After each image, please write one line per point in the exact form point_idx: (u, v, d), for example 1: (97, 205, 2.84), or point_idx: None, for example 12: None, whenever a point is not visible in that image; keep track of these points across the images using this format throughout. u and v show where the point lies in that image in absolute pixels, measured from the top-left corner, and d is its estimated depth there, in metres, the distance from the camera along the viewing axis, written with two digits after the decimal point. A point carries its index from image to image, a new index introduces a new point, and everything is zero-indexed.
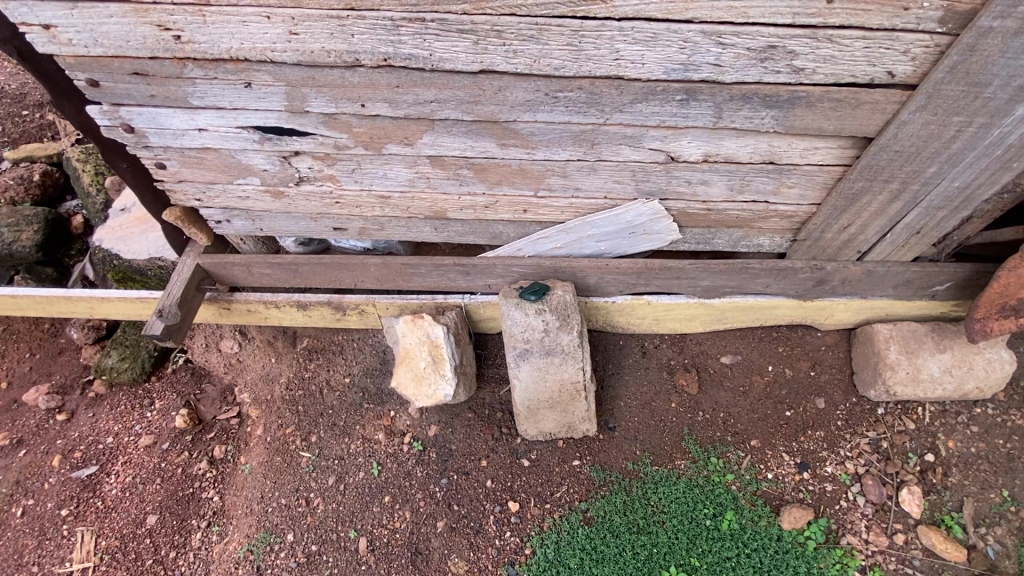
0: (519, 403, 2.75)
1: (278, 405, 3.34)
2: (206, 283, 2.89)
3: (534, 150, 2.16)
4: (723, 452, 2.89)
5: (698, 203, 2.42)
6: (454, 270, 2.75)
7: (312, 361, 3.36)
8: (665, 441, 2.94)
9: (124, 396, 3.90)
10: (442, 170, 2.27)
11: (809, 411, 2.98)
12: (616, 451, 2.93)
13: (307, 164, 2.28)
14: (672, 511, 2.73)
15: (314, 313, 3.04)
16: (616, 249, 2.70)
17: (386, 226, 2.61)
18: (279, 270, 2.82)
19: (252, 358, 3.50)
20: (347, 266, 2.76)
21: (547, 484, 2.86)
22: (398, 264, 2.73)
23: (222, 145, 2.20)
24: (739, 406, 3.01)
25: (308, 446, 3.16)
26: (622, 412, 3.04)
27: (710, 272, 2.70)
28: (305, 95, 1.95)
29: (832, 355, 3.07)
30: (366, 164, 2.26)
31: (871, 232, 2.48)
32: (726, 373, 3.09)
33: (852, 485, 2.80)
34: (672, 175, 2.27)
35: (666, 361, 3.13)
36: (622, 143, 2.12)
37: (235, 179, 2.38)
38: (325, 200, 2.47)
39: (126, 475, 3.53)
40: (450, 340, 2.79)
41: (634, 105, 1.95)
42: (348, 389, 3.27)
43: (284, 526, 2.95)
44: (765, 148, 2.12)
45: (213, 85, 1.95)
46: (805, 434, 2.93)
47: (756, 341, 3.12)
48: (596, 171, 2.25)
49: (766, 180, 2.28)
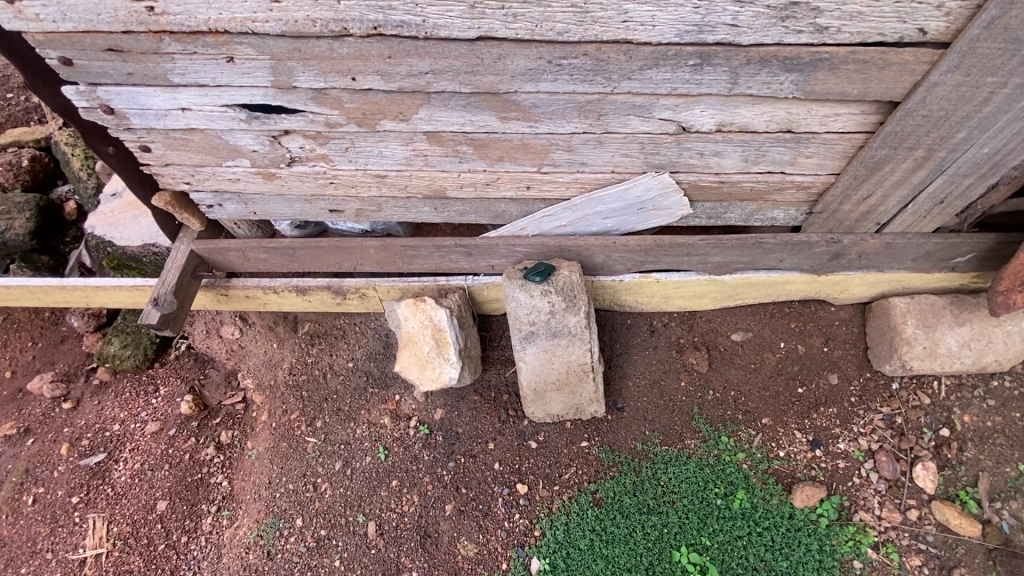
0: (525, 385, 2.69)
1: (282, 390, 3.29)
2: (202, 270, 2.81)
3: (537, 123, 2.03)
4: (733, 431, 2.84)
5: (710, 175, 2.28)
6: (455, 251, 2.65)
7: (314, 346, 3.28)
8: (675, 421, 2.86)
9: (128, 383, 4.07)
10: (440, 146, 2.14)
11: (821, 387, 2.95)
12: (625, 432, 2.85)
13: (298, 144, 2.15)
14: (683, 492, 2.68)
15: (314, 297, 2.96)
16: (623, 225, 2.57)
17: (384, 207, 2.49)
18: (276, 256, 2.75)
19: (254, 344, 3.43)
20: (345, 249, 2.68)
21: (554, 466, 2.80)
22: (398, 246, 2.65)
23: (208, 125, 2.07)
24: (750, 384, 2.95)
25: (313, 431, 3.12)
26: (630, 392, 2.95)
27: (721, 247, 2.61)
28: (292, 68, 1.83)
29: (845, 330, 3.03)
30: (359, 142, 2.14)
31: (892, 203, 2.36)
32: (737, 351, 3.02)
33: (864, 461, 2.80)
34: (683, 146, 2.13)
35: (675, 339, 3.04)
36: (630, 114, 1.99)
37: (224, 161, 2.25)
38: (318, 181, 2.34)
39: (133, 462, 3.71)
40: (452, 324, 2.71)
41: (643, 72, 1.81)
42: (352, 373, 3.18)
43: (292, 511, 2.94)
44: (782, 116, 2.00)
45: (193, 61, 1.82)
46: (818, 411, 2.91)
47: (767, 318, 3.06)
48: (602, 144, 2.12)
49: (782, 150, 2.15)
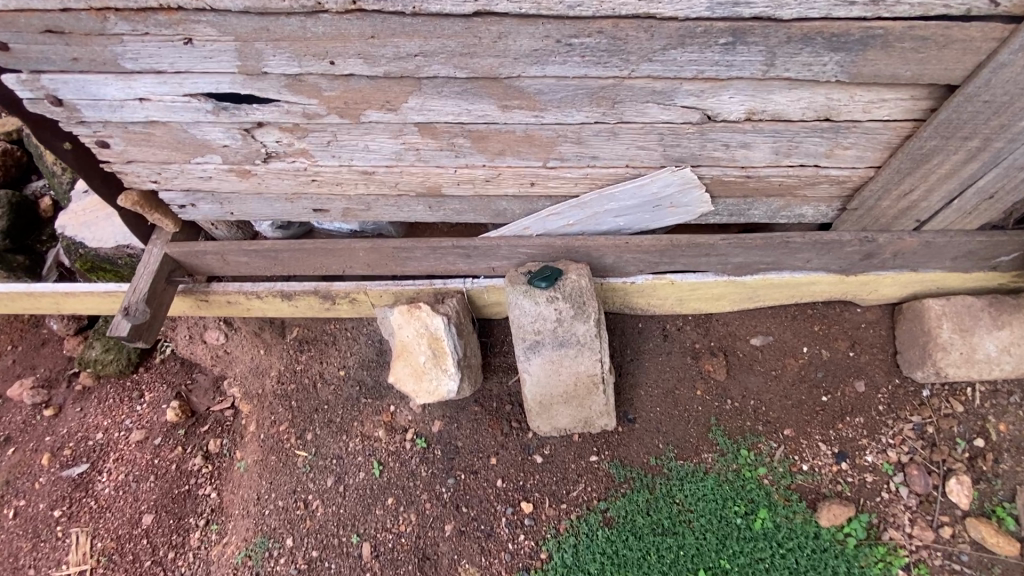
0: (530, 398, 2.48)
1: (270, 400, 3.09)
2: (178, 275, 2.59)
3: (543, 112, 1.79)
4: (753, 444, 2.64)
5: (736, 170, 2.03)
6: (452, 253, 2.42)
7: (304, 353, 3.07)
8: (691, 433, 2.67)
9: (111, 389, 3.88)
10: (433, 140, 1.90)
11: (847, 395, 2.75)
12: (637, 445, 2.66)
13: (273, 137, 1.91)
14: (700, 511, 2.49)
15: (300, 303, 2.74)
16: (636, 224, 2.33)
17: (373, 206, 2.25)
18: (257, 259, 2.53)
19: (240, 350, 3.22)
20: (332, 251, 2.45)
21: (562, 482, 2.61)
22: (390, 249, 2.42)
23: (170, 117, 1.84)
24: (770, 392, 2.75)
25: (304, 444, 2.93)
26: (643, 402, 2.75)
27: (743, 248, 2.38)
28: (260, 51, 1.59)
29: (872, 334, 2.81)
30: (342, 135, 1.89)
31: (937, 198, 2.12)
32: (757, 357, 2.81)
33: (894, 475, 2.60)
34: (707, 137, 1.89)
35: (690, 345, 2.83)
36: (649, 101, 1.75)
37: (192, 158, 2.01)
38: (299, 178, 2.10)
39: (118, 473, 3.53)
40: (451, 333, 2.50)
41: (666, 52, 1.57)
42: (343, 383, 2.98)
43: (282, 530, 2.76)
44: (821, 103, 1.76)
45: (146, 44, 1.59)
46: (843, 421, 2.71)
47: (788, 320, 2.85)
48: (616, 136, 1.88)
49: (817, 141, 1.92)
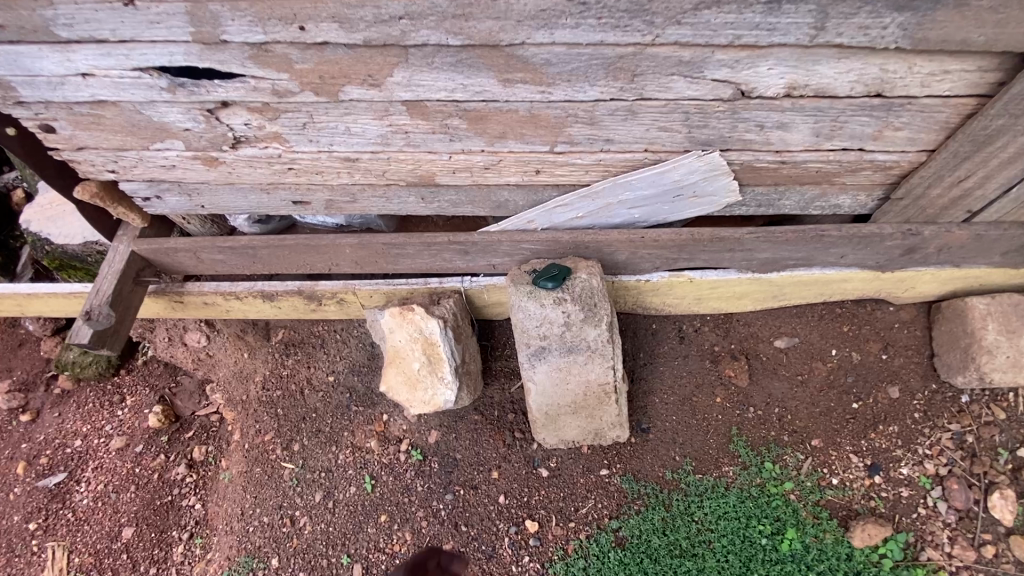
0: (535, 409, 2.28)
1: (254, 408, 2.87)
2: (147, 275, 2.35)
3: (550, 87, 1.54)
4: (778, 456, 2.42)
5: (770, 154, 1.78)
6: (448, 250, 2.19)
7: (290, 357, 2.85)
8: (710, 444, 2.45)
9: (91, 393, 3.66)
10: (424, 121, 1.65)
11: (880, 402, 2.52)
12: (651, 458, 2.45)
13: (241, 120, 1.66)
14: (721, 530, 2.28)
15: (284, 304, 2.52)
16: (653, 217, 2.08)
17: (358, 198, 2.01)
18: (234, 257, 2.29)
19: (223, 354, 2.99)
20: (316, 248, 2.21)
21: (570, 498, 2.41)
22: (379, 245, 2.18)
23: (121, 96, 1.60)
24: (796, 399, 2.52)
25: (290, 456, 2.71)
26: (657, 410, 2.53)
27: (772, 242, 2.14)
28: (216, 14, 1.35)
29: (906, 335, 2.57)
30: (319, 117, 1.64)
31: (995, 185, 1.86)
32: (781, 360, 2.58)
33: (931, 489, 2.38)
34: (739, 117, 1.65)
35: (709, 348, 2.60)
36: (674, 73, 1.50)
37: (151, 144, 1.77)
38: (273, 167, 1.85)
39: (97, 483, 3.33)
40: (448, 338, 2.27)
41: (697, 12, 1.33)
42: (332, 389, 2.76)
43: (267, 549, 2.56)
44: (874, 75, 1.52)
45: (80, 6, 1.35)
46: (876, 430, 2.48)
47: (815, 321, 2.61)
48: (634, 115, 1.63)
49: (865, 121, 1.67)
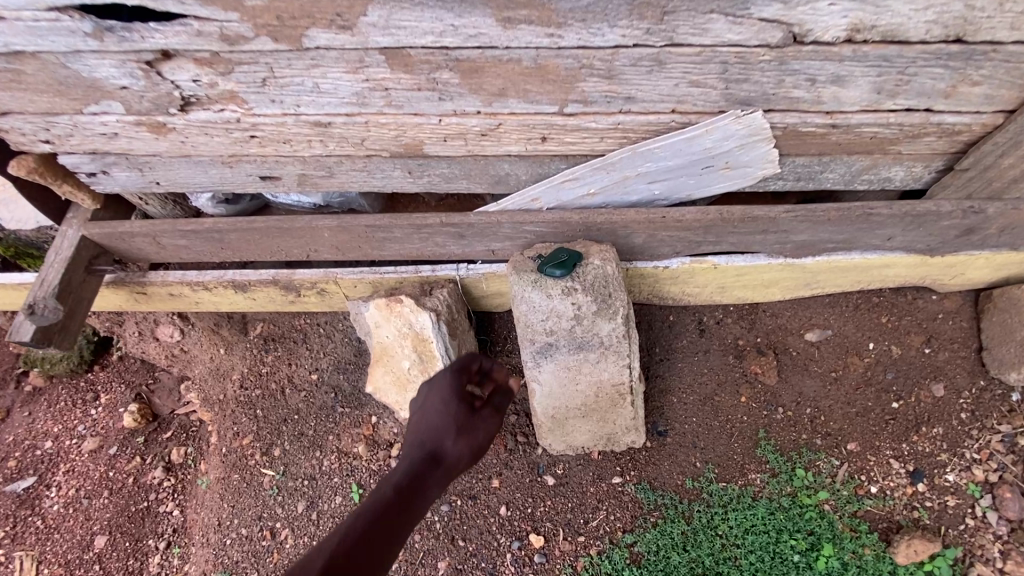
0: (540, 412, 2.06)
1: (232, 408, 2.62)
2: (102, 262, 2.07)
3: (560, 30, 1.26)
4: (811, 462, 2.17)
5: (819, 116, 1.51)
6: (441, 233, 1.91)
7: (270, 354, 2.60)
8: (734, 449, 2.20)
9: (63, 391, 3.40)
10: (407, 75, 1.37)
11: (923, 402, 2.25)
12: (669, 464, 2.20)
13: (188, 75, 1.38)
14: (748, 546, 2.04)
15: (259, 295, 2.26)
16: (676, 193, 1.80)
17: (335, 173, 1.74)
18: (199, 242, 2.02)
19: (199, 349, 2.72)
20: (289, 231, 1.94)
21: (579, 509, 2.17)
22: (361, 228, 1.90)
23: (40, 45, 1.32)
24: (830, 399, 2.27)
25: (270, 462, 2.47)
26: (675, 411, 2.28)
27: (812, 223, 1.86)
28: None
29: (951, 327, 2.30)
30: (281, 70, 1.36)
31: None
32: (813, 355, 2.32)
33: (980, 498, 2.11)
34: (787, 68, 1.37)
35: (733, 341, 2.34)
36: (712, 10, 1.22)
37: (86, 107, 1.49)
38: (232, 135, 1.57)
39: (68, 488, 3.10)
40: (441, 333, 2.02)
41: None
42: (316, 389, 2.52)
43: (245, 565, 2.35)
44: (957, 12, 1.24)
45: None
46: (918, 433, 2.22)
47: (850, 311, 2.33)
48: (661, 66, 1.35)
49: (937, 73, 1.39)
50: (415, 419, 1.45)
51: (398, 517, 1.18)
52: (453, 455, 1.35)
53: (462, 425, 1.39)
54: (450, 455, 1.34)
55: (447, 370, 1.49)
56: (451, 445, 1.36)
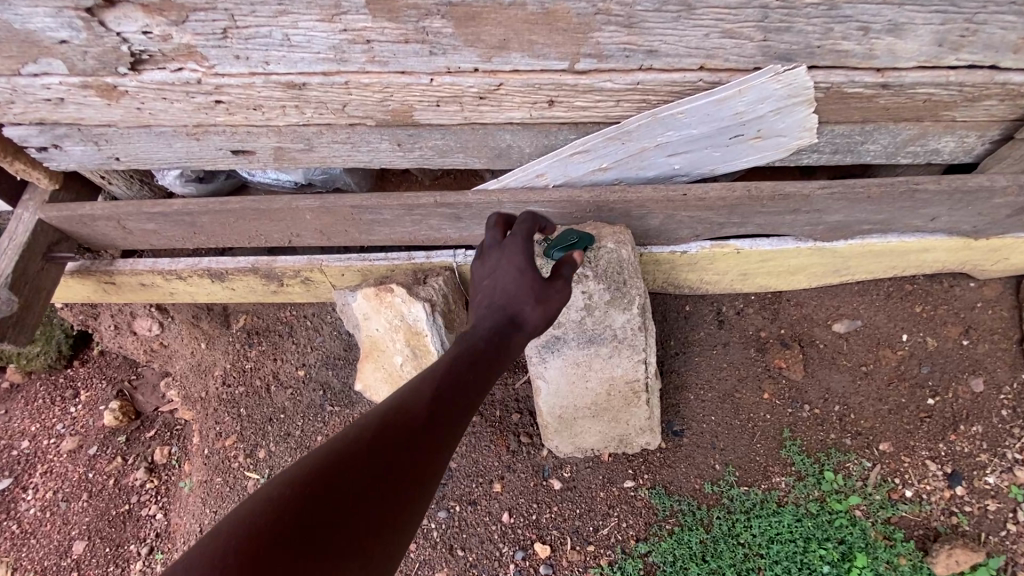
0: (546, 412, 1.93)
1: (214, 407, 2.44)
2: (64, 249, 1.87)
3: None
4: (840, 463, 2.00)
5: (868, 74, 1.31)
6: (435, 215, 1.72)
7: (253, 348, 2.42)
8: (756, 450, 2.03)
9: (42, 387, 3.23)
10: (391, 23, 1.18)
11: (961, 398, 2.05)
12: (686, 467, 2.03)
13: (135, 25, 1.18)
14: (773, 556, 1.87)
15: (239, 285, 2.07)
16: (699, 168, 1.59)
17: (315, 145, 1.54)
18: (168, 226, 1.83)
19: (179, 343, 2.54)
20: (266, 213, 1.74)
21: (588, 516, 2.00)
22: (347, 209, 1.71)
23: None
24: (860, 395, 2.08)
25: (255, 464, 2.30)
26: (692, 409, 2.10)
27: (849, 201, 1.67)
28: None
29: (990, 316, 2.11)
30: (244, 18, 1.17)
31: None
32: (841, 348, 2.13)
33: None
34: (836, 14, 1.17)
35: (754, 333, 2.16)
36: None
37: (24, 67, 1.29)
38: (194, 100, 1.37)
39: (45, 490, 2.94)
40: (436, 326, 1.83)
41: None
42: (303, 386, 2.34)
43: None
44: None
45: None
46: (956, 431, 2.02)
47: (881, 300, 2.14)
48: (689, 11, 1.16)
49: (1011, 20, 1.19)
50: (484, 281, 1.29)
51: (482, 373, 1.08)
52: (534, 323, 1.21)
53: (539, 291, 1.23)
54: (531, 322, 1.20)
55: (519, 229, 1.32)
56: (529, 313, 1.22)
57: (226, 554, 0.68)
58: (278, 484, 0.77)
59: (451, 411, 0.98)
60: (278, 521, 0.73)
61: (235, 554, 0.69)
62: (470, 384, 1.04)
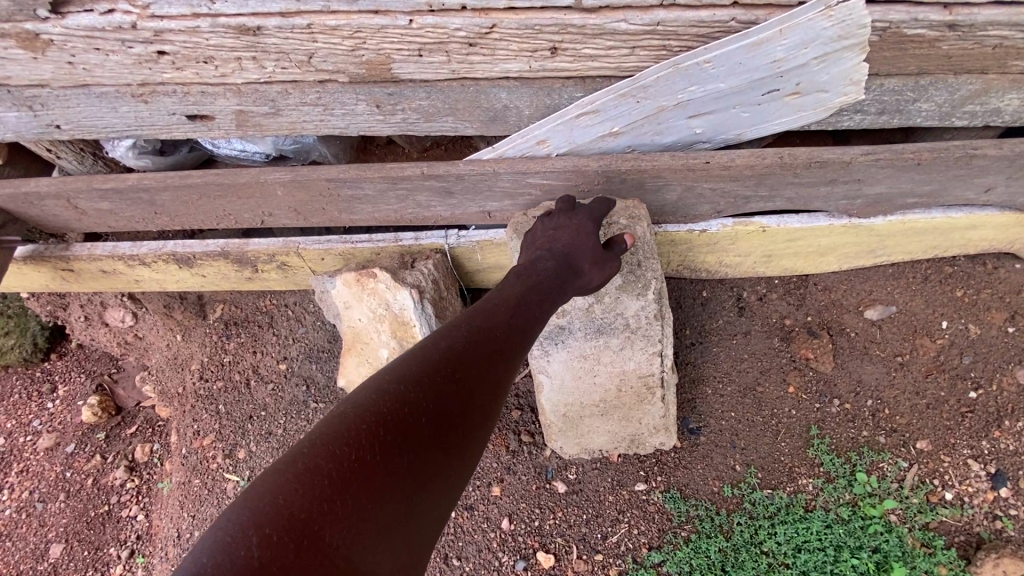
0: (549, 411, 1.77)
1: (190, 403, 2.26)
2: (10, 231, 1.67)
3: None
4: (872, 464, 1.81)
5: (921, 11, 1.12)
6: (423, 190, 1.52)
7: (232, 340, 2.24)
8: (780, 450, 1.85)
9: (18, 381, 3.05)
10: None
11: (1007, 391, 1.83)
12: (703, 468, 1.85)
13: None
14: (801, 567, 1.69)
15: (209, 272, 1.88)
16: (724, 132, 1.38)
17: (281, 105, 1.32)
18: (123, 205, 1.63)
19: (154, 335, 2.36)
20: (232, 187, 1.54)
21: (595, 522, 1.82)
22: (323, 182, 1.50)
23: None
24: (894, 388, 1.89)
25: (234, 466, 2.13)
26: (709, 404, 1.92)
27: (894, 170, 1.46)
28: None
29: None
30: None
31: None
32: (873, 337, 1.93)
33: None
34: None
35: (777, 321, 1.96)
36: None
37: None
38: (133, 50, 1.19)
39: (21, 490, 2.79)
40: (424, 315, 1.65)
41: None
42: (285, 380, 2.16)
43: None
44: None
45: None
46: (1000, 428, 1.81)
47: (919, 285, 1.90)
48: None
49: None
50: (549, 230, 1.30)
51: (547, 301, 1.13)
52: (592, 280, 1.23)
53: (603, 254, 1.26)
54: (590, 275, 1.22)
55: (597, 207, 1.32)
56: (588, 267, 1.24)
57: (371, 424, 0.74)
58: (397, 377, 0.82)
59: (520, 341, 1.03)
60: (406, 406, 0.78)
61: (377, 426, 0.74)
62: (536, 320, 1.08)
